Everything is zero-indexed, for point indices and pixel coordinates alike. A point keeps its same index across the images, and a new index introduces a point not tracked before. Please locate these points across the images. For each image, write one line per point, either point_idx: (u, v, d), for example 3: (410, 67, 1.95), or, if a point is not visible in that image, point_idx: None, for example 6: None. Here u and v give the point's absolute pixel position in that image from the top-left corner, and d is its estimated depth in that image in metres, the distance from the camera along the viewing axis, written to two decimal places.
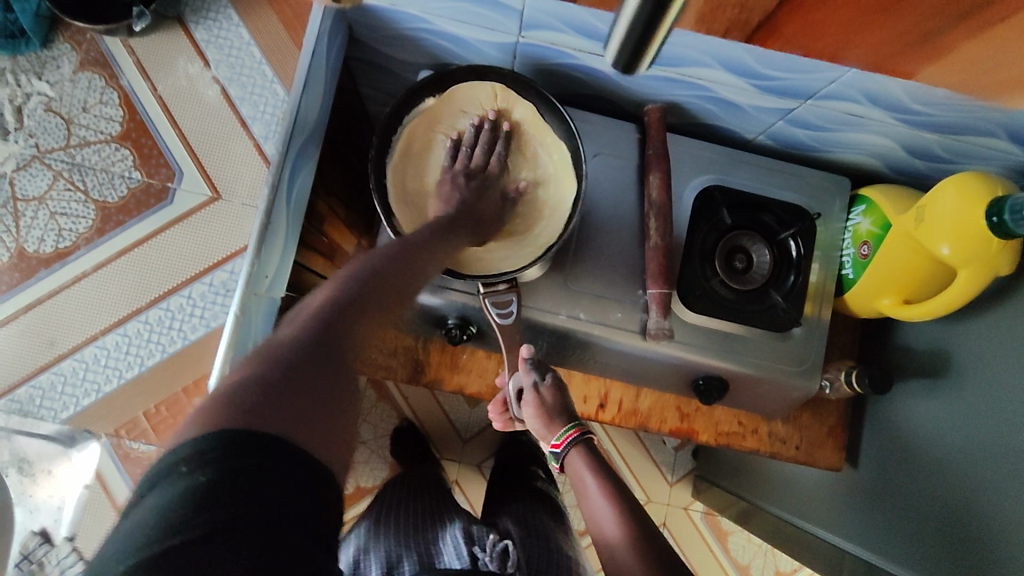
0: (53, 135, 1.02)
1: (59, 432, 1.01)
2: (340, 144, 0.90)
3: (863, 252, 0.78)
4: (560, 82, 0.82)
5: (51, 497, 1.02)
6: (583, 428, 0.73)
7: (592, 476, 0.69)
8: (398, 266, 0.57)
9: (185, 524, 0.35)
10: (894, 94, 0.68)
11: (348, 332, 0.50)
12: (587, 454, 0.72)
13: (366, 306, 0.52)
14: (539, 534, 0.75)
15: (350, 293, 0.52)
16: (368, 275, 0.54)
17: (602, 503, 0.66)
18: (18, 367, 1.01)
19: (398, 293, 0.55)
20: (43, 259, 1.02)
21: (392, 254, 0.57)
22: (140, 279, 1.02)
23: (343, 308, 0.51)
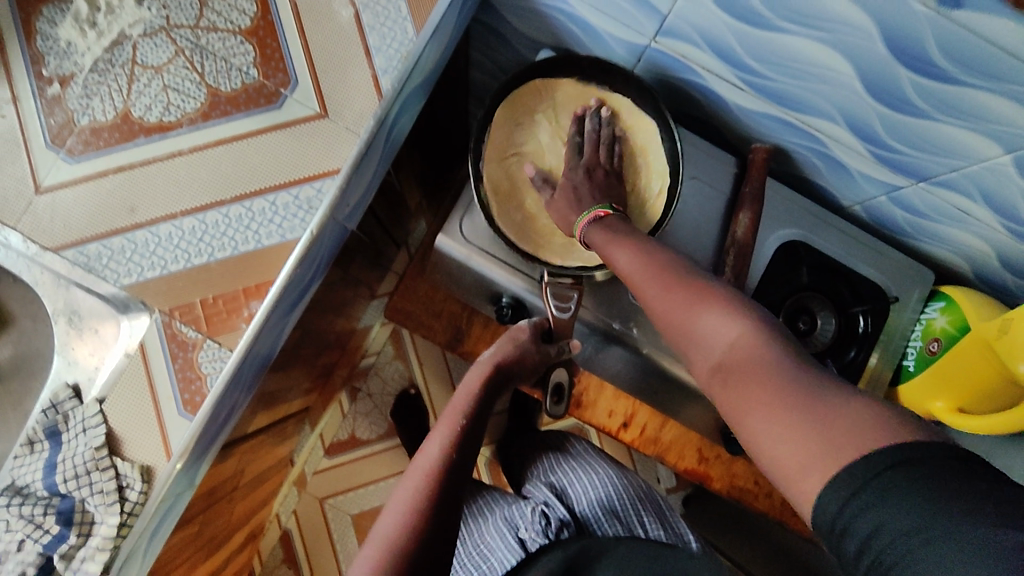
0: (185, 13, 0.76)
1: (114, 297, 0.74)
2: (441, 101, 0.89)
3: (931, 348, 0.77)
4: (673, 96, 0.81)
5: (92, 357, 0.81)
6: (611, 211, 0.63)
7: (619, 248, 0.58)
8: (468, 440, 0.59)
9: None
10: (1012, 199, 0.66)
11: (437, 536, 0.51)
12: (609, 228, 0.61)
13: (451, 501, 0.54)
14: (566, 475, 0.83)
15: (433, 485, 0.54)
16: (445, 463, 0.56)
17: (656, 299, 0.53)
18: (65, 226, 0.75)
19: (470, 471, 0.57)
20: (146, 128, 0.75)
21: (462, 433, 0.59)
22: (245, 164, 0.74)
23: (429, 503, 0.52)
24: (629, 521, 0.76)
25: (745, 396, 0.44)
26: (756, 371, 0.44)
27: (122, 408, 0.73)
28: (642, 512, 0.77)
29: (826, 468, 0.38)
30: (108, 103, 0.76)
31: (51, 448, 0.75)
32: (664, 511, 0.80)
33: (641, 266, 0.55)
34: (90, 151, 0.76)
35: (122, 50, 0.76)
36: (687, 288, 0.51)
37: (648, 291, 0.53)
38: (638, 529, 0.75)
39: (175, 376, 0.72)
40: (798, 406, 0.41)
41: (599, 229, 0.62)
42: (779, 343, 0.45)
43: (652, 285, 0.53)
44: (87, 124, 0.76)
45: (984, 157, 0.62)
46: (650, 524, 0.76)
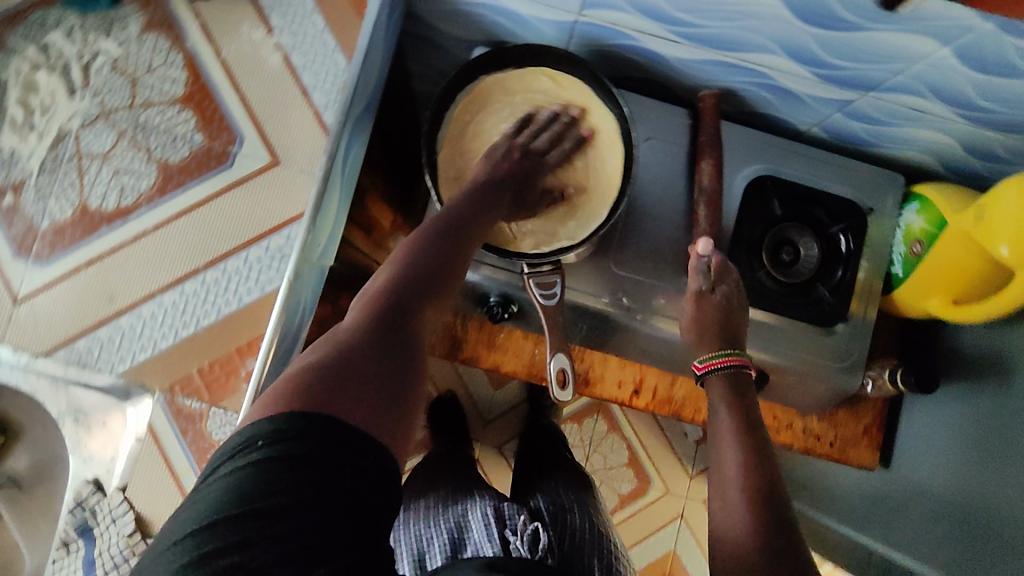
0: (118, 95, 0.92)
1: (115, 386, 0.88)
2: (389, 118, 0.90)
3: (915, 250, 0.78)
4: (612, 64, 0.81)
5: (105, 449, 0.88)
6: (745, 360, 0.63)
7: (726, 412, 0.59)
8: (448, 250, 0.56)
9: (244, 501, 0.36)
10: (962, 88, 0.66)
11: (398, 327, 0.49)
12: (730, 385, 0.61)
13: (414, 303, 0.51)
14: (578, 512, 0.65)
15: (394, 272, 0.52)
16: (422, 244, 0.55)
17: (726, 442, 0.57)
18: (55, 330, 0.88)
19: (446, 283, 0.55)
20: (105, 216, 0.90)
21: (437, 231, 0.57)
22: (190, 240, 0.89)
23: (388, 281, 0.52)
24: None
25: None
26: None
27: (142, 483, 0.86)
28: None
29: None
30: (64, 202, 0.90)
31: (86, 545, 0.86)
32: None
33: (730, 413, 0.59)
34: (56, 252, 0.90)
35: (66, 145, 0.91)
36: (757, 444, 0.57)
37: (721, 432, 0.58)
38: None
39: (188, 447, 0.86)
40: None
41: (722, 387, 0.61)
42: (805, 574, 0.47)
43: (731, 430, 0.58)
44: (48, 226, 0.90)
45: (925, 55, 0.63)
46: None
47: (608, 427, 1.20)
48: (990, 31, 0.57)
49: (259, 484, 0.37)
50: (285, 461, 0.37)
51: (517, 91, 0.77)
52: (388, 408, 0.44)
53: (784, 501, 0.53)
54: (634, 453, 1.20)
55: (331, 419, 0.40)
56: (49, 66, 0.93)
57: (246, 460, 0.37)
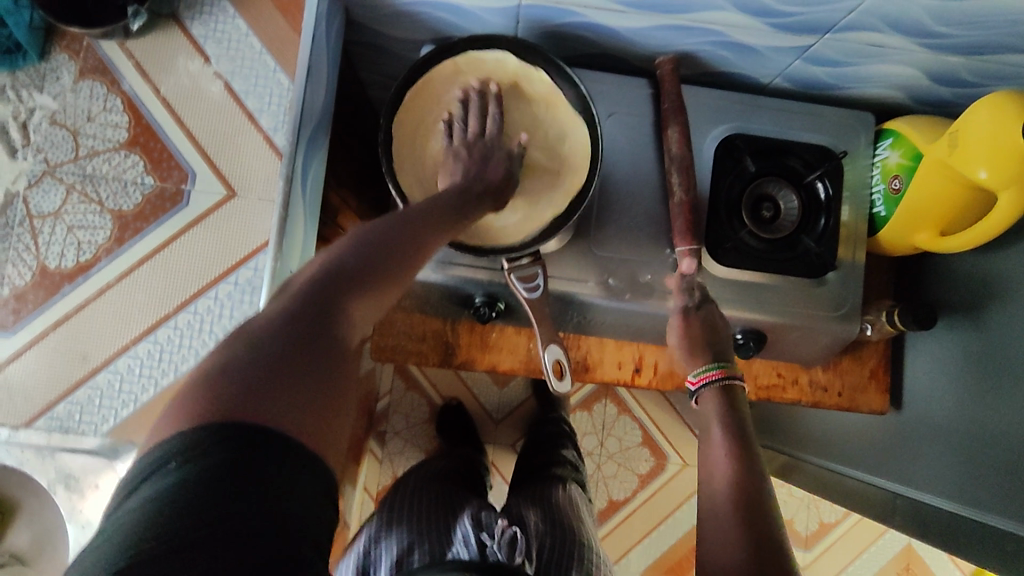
0: (61, 148, 0.91)
1: (102, 446, 0.88)
2: (348, 131, 0.88)
3: (894, 187, 0.76)
4: (563, 43, 0.80)
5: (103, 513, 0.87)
6: (731, 372, 0.63)
7: (720, 428, 0.59)
8: (399, 242, 0.50)
9: (155, 529, 0.33)
10: (917, 17, 0.65)
11: (330, 324, 0.44)
12: (723, 400, 0.61)
13: (354, 298, 0.46)
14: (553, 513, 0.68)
15: (328, 269, 0.47)
16: (366, 236, 0.49)
17: (720, 467, 0.56)
18: (38, 394, 0.89)
19: (391, 278, 0.49)
20: (66, 274, 0.90)
21: (385, 227, 0.51)
22: (156, 289, 0.90)
23: (321, 275, 0.46)
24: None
25: None
26: None
27: None
28: None
29: None
30: (22, 266, 0.90)
31: None
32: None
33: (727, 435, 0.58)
34: (23, 317, 0.89)
35: (17, 209, 0.90)
36: (746, 465, 0.56)
37: (714, 456, 0.57)
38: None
39: None
40: None
41: (717, 404, 0.61)
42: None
43: (725, 455, 0.57)
44: (10, 293, 0.89)
45: None
46: None
47: (618, 409, 1.19)
48: None
49: (182, 511, 0.34)
50: (217, 487, 0.34)
51: (469, 82, 0.74)
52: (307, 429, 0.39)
53: (768, 510, 0.53)
54: (647, 431, 1.19)
55: (264, 432, 0.37)
56: None
57: (168, 478, 0.35)
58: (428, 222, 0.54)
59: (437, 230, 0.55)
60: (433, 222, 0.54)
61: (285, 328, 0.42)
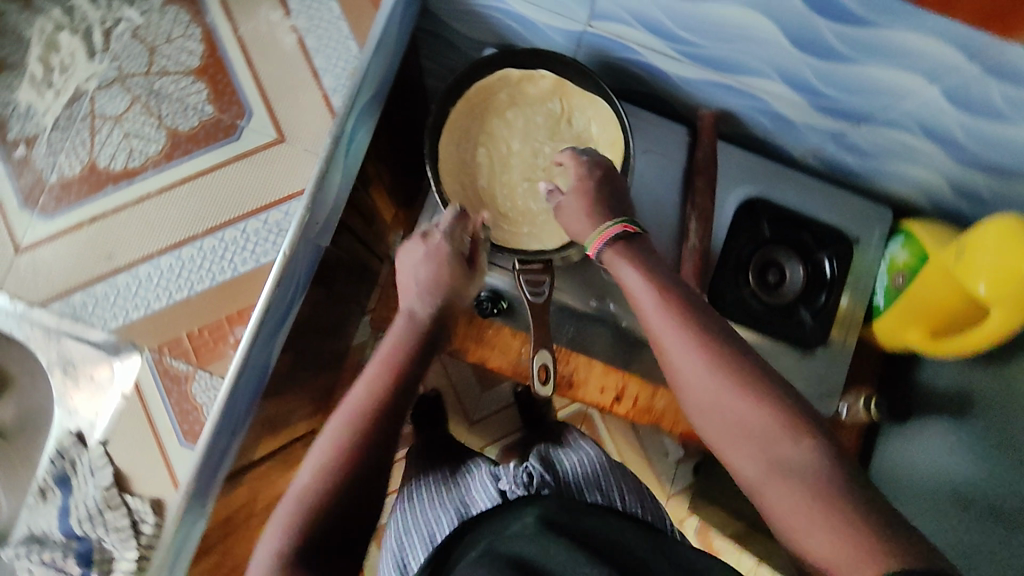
0: (137, 61, 0.81)
1: (107, 341, 0.76)
2: (399, 110, 0.91)
3: (897, 282, 0.80)
4: (618, 76, 0.84)
5: (89, 407, 0.80)
6: (627, 224, 0.58)
7: (635, 274, 0.55)
8: (387, 438, 0.55)
9: None
10: (949, 128, 0.68)
11: (347, 528, 0.51)
12: (624, 252, 0.57)
13: (360, 487, 0.52)
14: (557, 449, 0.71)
15: (308, 515, 0.50)
16: (340, 476, 0.51)
17: (686, 365, 0.50)
18: (48, 281, 0.78)
19: (380, 487, 0.53)
20: (112, 175, 0.79)
21: (354, 453, 0.53)
22: None
23: (318, 514, 0.50)
24: (619, 502, 0.63)
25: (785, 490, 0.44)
26: (785, 449, 0.45)
27: (125, 448, 0.75)
28: (626, 495, 0.65)
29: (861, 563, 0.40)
30: (74, 159, 0.80)
31: (62, 495, 0.78)
32: (643, 494, 0.68)
33: (695, 356, 0.50)
34: (62, 207, 0.79)
35: (81, 105, 0.80)
36: (738, 428, 0.48)
37: (674, 354, 0.51)
38: (619, 502, 0.63)
39: (172, 410, 0.75)
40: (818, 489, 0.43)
41: (622, 257, 0.57)
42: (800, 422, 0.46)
43: (695, 360, 0.50)
44: (57, 181, 0.80)
45: (915, 92, 0.65)
46: (630, 499, 0.64)
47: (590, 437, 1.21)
48: (976, 74, 0.59)
49: None
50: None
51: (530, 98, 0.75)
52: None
53: (715, 329, 0.52)
54: None
55: None
56: None
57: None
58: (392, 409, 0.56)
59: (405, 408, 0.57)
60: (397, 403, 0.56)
61: None
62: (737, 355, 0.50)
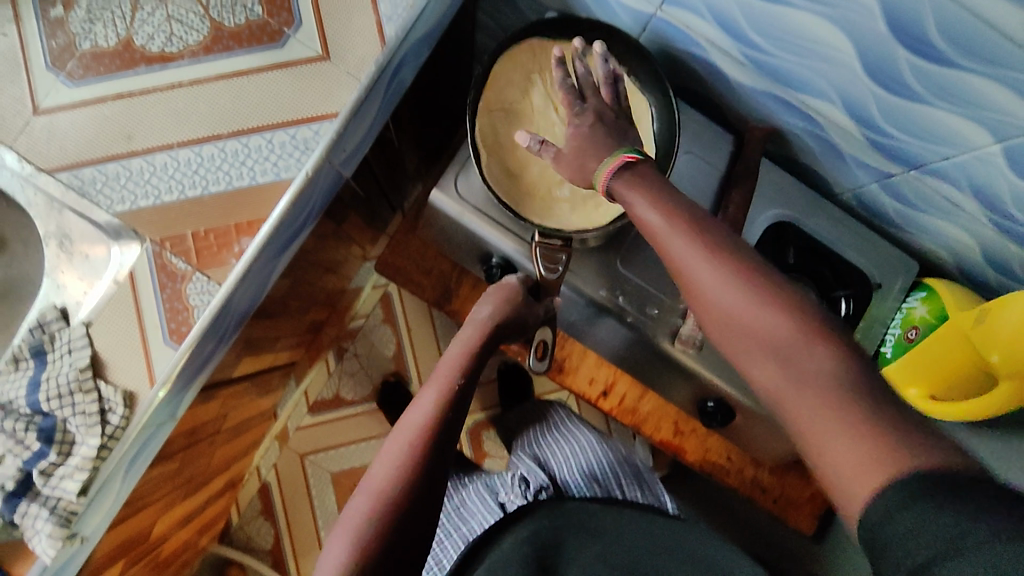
0: None
1: (108, 224, 0.74)
2: (448, 60, 0.89)
3: (910, 335, 0.78)
4: (675, 69, 0.81)
5: (84, 282, 0.79)
6: (637, 154, 0.56)
7: (645, 209, 0.54)
8: (461, 404, 0.59)
9: None
10: (999, 191, 0.67)
11: (418, 508, 0.51)
12: (634, 183, 0.55)
13: (432, 481, 0.53)
14: (553, 464, 0.82)
15: (387, 513, 0.50)
16: (421, 453, 0.54)
17: (716, 291, 0.50)
18: (64, 150, 0.75)
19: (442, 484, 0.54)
20: (146, 57, 0.75)
21: (435, 435, 0.55)
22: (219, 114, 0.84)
23: (395, 508, 0.50)
24: (610, 486, 0.79)
25: (805, 404, 0.44)
26: (816, 383, 0.44)
27: (106, 337, 0.72)
28: (619, 475, 0.81)
29: (874, 477, 0.39)
30: (110, 30, 0.75)
31: (36, 366, 0.74)
32: (643, 476, 0.82)
33: (719, 277, 0.50)
34: (89, 77, 0.75)
35: None
36: (771, 348, 0.47)
37: (699, 279, 0.51)
38: (616, 491, 0.79)
39: (163, 306, 0.72)
40: (844, 411, 0.42)
41: (628, 187, 0.55)
42: (851, 364, 0.44)
43: (740, 300, 0.49)
44: (89, 49, 0.75)
45: (975, 146, 0.63)
46: (627, 486, 0.80)
47: None
48: None
49: None
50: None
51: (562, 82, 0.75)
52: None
53: (749, 256, 0.51)
54: None
55: None
56: None
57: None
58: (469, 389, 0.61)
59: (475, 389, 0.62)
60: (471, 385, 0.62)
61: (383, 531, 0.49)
62: (771, 282, 0.49)
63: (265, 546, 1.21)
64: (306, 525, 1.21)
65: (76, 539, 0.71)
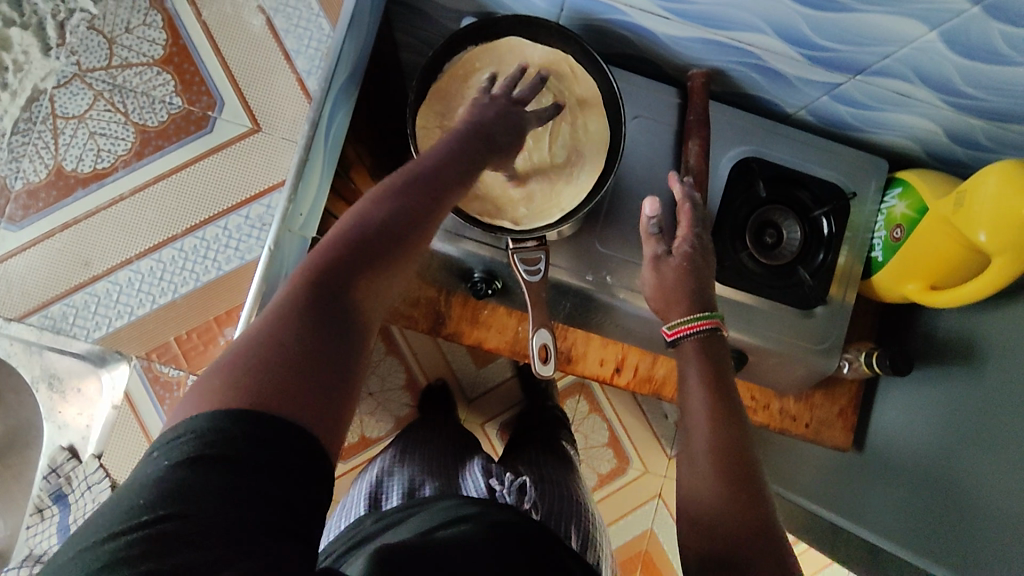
0: (95, 55, 0.81)
1: (91, 351, 0.79)
2: (379, 90, 0.87)
3: (895, 235, 0.79)
4: (603, 40, 0.80)
5: (79, 416, 0.79)
6: (716, 322, 0.62)
7: (695, 365, 0.59)
8: (407, 226, 0.47)
9: (168, 503, 0.31)
10: (947, 74, 0.66)
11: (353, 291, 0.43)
12: (704, 348, 0.61)
13: (405, 233, 0.46)
14: (558, 482, 0.69)
15: (317, 277, 0.42)
16: (370, 220, 0.45)
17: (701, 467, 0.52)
18: (28, 293, 0.78)
19: (420, 233, 0.48)
20: (80, 179, 0.80)
21: (400, 190, 0.48)
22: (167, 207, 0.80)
23: (348, 251, 0.43)
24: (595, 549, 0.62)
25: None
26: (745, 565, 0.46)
27: (121, 450, 0.78)
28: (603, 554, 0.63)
29: None
30: (38, 163, 0.80)
31: (60, 512, 0.77)
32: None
33: (713, 452, 0.53)
34: (31, 214, 0.79)
35: (40, 105, 0.80)
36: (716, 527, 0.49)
37: (690, 454, 0.54)
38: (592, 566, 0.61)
39: (165, 415, 0.76)
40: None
41: (698, 346, 0.61)
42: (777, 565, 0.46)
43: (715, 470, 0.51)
44: (22, 187, 0.79)
45: (913, 38, 0.63)
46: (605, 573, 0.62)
47: (589, 408, 1.20)
48: (976, 15, 0.57)
49: (208, 475, 0.32)
50: (215, 467, 0.32)
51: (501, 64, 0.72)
52: (348, 387, 0.39)
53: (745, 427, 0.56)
54: (614, 432, 1.20)
55: (272, 424, 0.34)
56: (22, 21, 0.81)
57: (172, 458, 0.32)
58: (455, 167, 0.52)
59: (460, 176, 0.52)
60: (456, 168, 0.52)
61: (301, 309, 0.40)
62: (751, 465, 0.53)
63: None
64: None
65: None
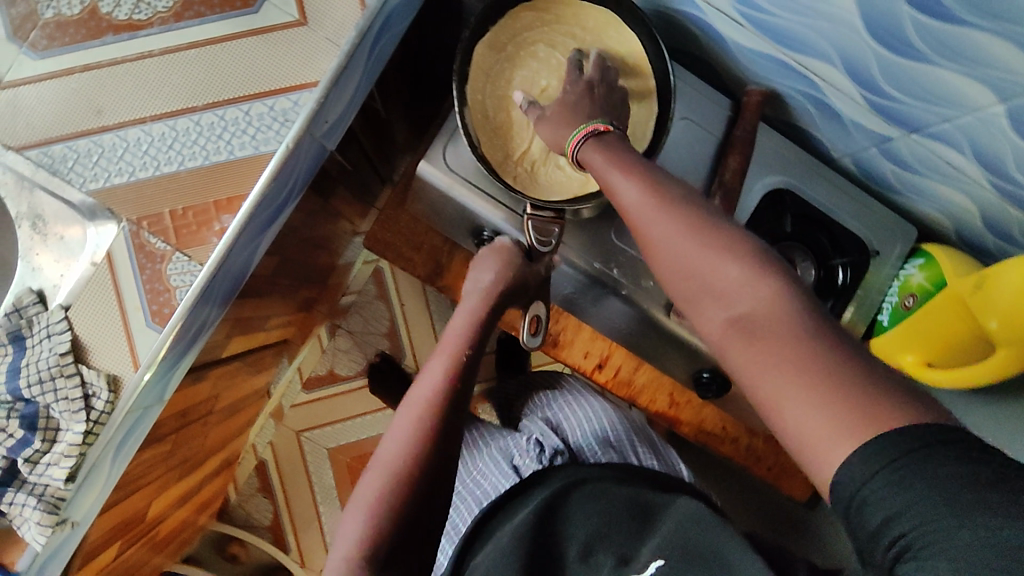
0: None
1: (82, 204, 0.69)
2: (435, 26, 0.85)
3: (906, 303, 0.78)
4: (671, 31, 0.78)
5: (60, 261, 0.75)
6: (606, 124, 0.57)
7: (616, 177, 0.53)
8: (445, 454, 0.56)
9: None
10: (1001, 155, 0.65)
11: (413, 524, 0.53)
12: (608, 148, 0.55)
13: (441, 467, 0.55)
14: (566, 418, 0.79)
15: (381, 526, 0.51)
16: (418, 456, 0.54)
17: (687, 257, 0.47)
18: (31, 125, 0.70)
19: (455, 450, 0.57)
20: (113, 23, 0.70)
21: (436, 423, 0.57)
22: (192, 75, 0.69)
23: (396, 513, 0.52)
24: (632, 448, 0.75)
25: (758, 361, 0.41)
26: (777, 330, 0.41)
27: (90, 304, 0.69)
28: (643, 447, 0.76)
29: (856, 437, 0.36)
30: None
31: (14, 353, 0.71)
32: (657, 447, 0.78)
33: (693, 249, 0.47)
34: (55, 47, 0.70)
35: None
36: (737, 318, 0.44)
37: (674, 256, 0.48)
38: (631, 456, 0.74)
39: (143, 286, 0.68)
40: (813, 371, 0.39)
41: (599, 154, 0.55)
42: (808, 311, 0.42)
43: (703, 265, 0.46)
44: (52, 18, 0.70)
45: (978, 107, 0.61)
46: (643, 453, 0.75)
47: None
48: None
49: None
50: None
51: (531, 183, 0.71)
52: None
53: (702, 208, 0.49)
54: None
55: None
56: None
57: None
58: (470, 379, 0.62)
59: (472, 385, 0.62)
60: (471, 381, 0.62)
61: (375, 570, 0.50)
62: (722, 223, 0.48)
63: (265, 522, 1.22)
64: (304, 498, 1.22)
65: (67, 524, 0.70)
